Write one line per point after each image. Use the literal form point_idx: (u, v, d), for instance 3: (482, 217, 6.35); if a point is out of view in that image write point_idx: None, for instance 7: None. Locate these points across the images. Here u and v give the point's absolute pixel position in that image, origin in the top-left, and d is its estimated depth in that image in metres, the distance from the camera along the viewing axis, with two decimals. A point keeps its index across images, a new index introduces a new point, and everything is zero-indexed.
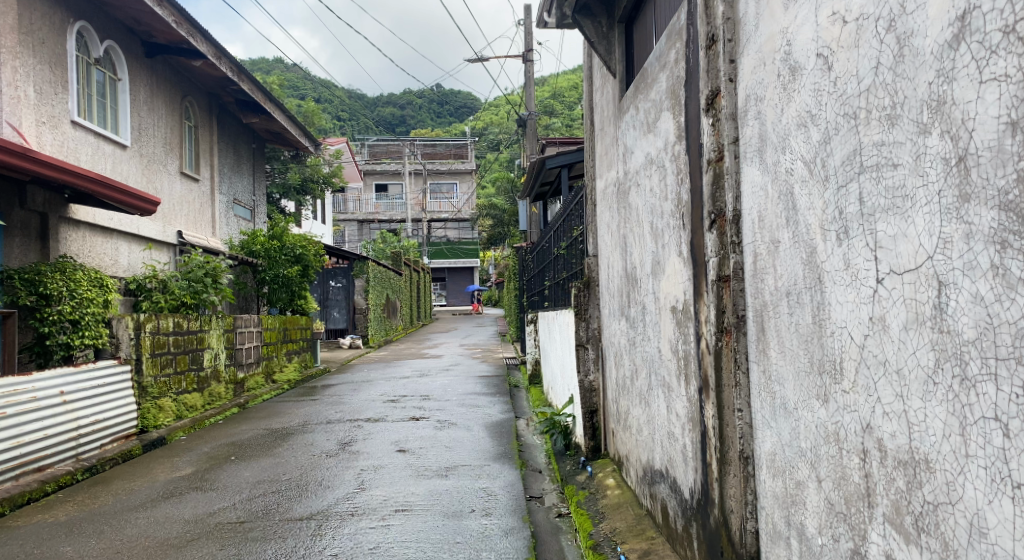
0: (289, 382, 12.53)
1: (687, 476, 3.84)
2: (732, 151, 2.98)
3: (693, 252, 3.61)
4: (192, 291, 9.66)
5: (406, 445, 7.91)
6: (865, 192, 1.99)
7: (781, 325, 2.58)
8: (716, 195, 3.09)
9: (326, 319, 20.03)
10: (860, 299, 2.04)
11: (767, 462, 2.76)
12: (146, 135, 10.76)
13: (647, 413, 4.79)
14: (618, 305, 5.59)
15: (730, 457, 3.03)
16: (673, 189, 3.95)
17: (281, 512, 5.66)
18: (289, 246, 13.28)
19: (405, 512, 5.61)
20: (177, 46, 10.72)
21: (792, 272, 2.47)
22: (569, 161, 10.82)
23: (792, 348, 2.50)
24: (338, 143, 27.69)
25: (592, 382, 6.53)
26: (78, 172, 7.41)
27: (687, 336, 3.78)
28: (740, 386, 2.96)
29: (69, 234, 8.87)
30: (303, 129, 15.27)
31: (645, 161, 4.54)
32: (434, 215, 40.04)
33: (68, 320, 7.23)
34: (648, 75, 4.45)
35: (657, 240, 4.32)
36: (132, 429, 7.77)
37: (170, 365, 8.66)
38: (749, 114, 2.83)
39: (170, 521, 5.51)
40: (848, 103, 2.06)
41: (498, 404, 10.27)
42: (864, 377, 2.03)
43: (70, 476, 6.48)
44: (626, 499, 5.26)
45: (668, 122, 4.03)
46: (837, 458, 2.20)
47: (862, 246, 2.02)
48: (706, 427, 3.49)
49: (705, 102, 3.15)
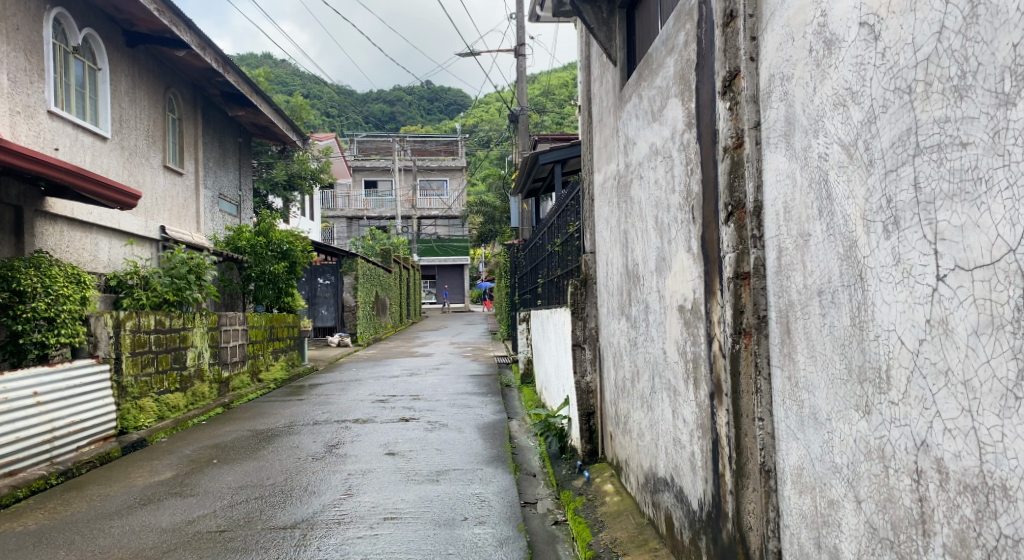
0: (275, 381, 12.25)
1: (695, 486, 3.60)
2: (754, 137, 2.75)
3: (704, 247, 3.37)
4: (175, 287, 9.34)
5: (395, 447, 7.65)
6: (923, 176, 1.77)
7: (811, 326, 2.34)
8: (734, 185, 2.84)
9: (314, 317, 19.69)
10: (914, 298, 1.81)
11: (793, 477, 2.51)
12: (128, 126, 10.43)
13: (650, 418, 4.53)
14: (618, 304, 5.34)
15: (748, 469, 2.79)
16: (681, 181, 3.70)
17: (264, 521, 5.39)
18: (276, 242, 12.92)
19: (394, 520, 5.35)
20: (159, 35, 10.41)
21: (827, 268, 2.22)
22: (562, 156, 10.51)
23: (824, 353, 2.25)
24: (328, 138, 27.21)
25: (589, 384, 6.29)
26: (54, 164, 7.09)
27: (697, 337, 3.53)
28: (761, 392, 2.71)
29: (46, 229, 8.56)
30: (290, 122, 14.95)
31: (650, 152, 4.29)
32: (424, 212, 39.72)
33: (43, 317, 6.91)
34: (653, 61, 4.20)
35: (663, 235, 4.07)
36: (110, 431, 7.47)
37: (151, 364, 8.36)
38: (773, 95, 2.58)
39: (146, 530, 5.23)
40: (900, 76, 1.83)
41: (489, 404, 10.02)
42: (918, 388, 1.81)
43: (44, 481, 6.17)
44: (626, 506, 5.02)
45: (676, 110, 3.78)
46: (881, 476, 1.95)
47: (918, 237, 1.79)
48: (719, 436, 3.25)
49: (721, 85, 2.90)
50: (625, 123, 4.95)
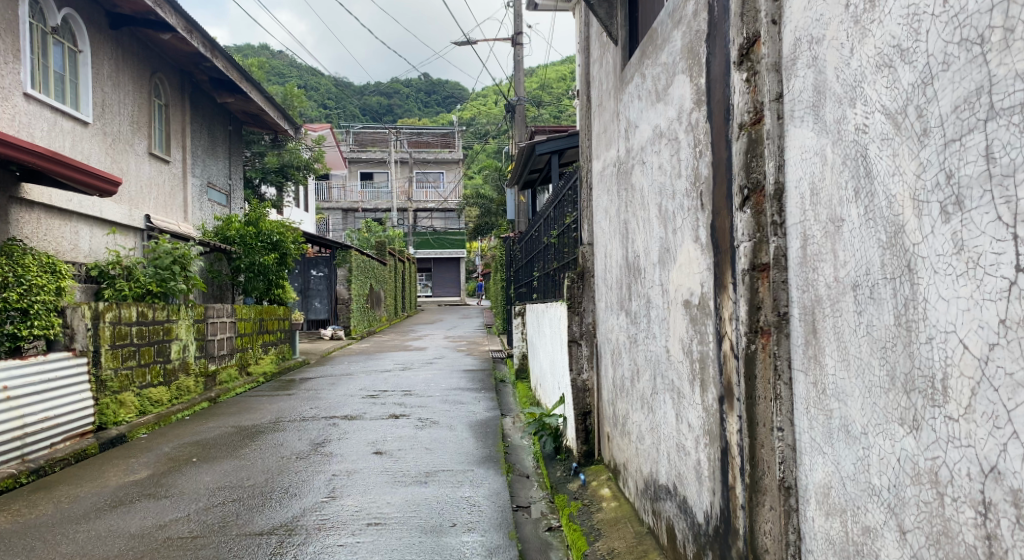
0: (264, 374, 11.94)
1: (701, 497, 3.29)
2: (775, 110, 2.43)
3: (714, 236, 3.06)
4: (158, 278, 9.00)
5: (384, 446, 7.35)
6: (999, 144, 1.50)
7: (843, 326, 2.03)
8: (752, 164, 2.54)
9: (306, 309, 19.25)
10: (981, 294, 1.54)
11: (816, 493, 2.21)
12: (111, 111, 10.11)
13: (650, 421, 4.24)
14: (617, 299, 5.02)
15: (764, 485, 2.47)
16: (688, 164, 3.40)
17: (239, 526, 5.08)
18: (266, 232, 12.48)
19: (378, 526, 5.04)
20: (143, 18, 10.06)
21: (864, 257, 1.92)
22: (560, 146, 10.15)
23: (860, 358, 1.95)
24: (324, 128, 26.85)
25: (585, 382, 5.98)
26: (27, 148, 6.80)
27: (705, 336, 3.23)
28: (781, 399, 2.40)
29: (21, 216, 8.24)
30: (283, 110, 14.66)
31: (653, 135, 3.98)
32: (420, 205, 39.44)
33: (16, 308, 6.56)
34: (656, 36, 3.90)
35: (667, 224, 3.76)
36: (86, 428, 7.16)
37: (133, 357, 8.03)
38: (799, 62, 2.27)
39: (112, 536, 4.91)
40: (968, 25, 1.56)
41: (483, 400, 9.72)
42: (986, 403, 1.53)
43: (13, 480, 5.86)
44: (624, 513, 4.70)
45: (683, 87, 3.47)
46: (933, 504, 1.66)
47: (989, 220, 1.53)
48: (729, 444, 2.94)
49: (738, 53, 2.59)
50: (626, 105, 4.63)
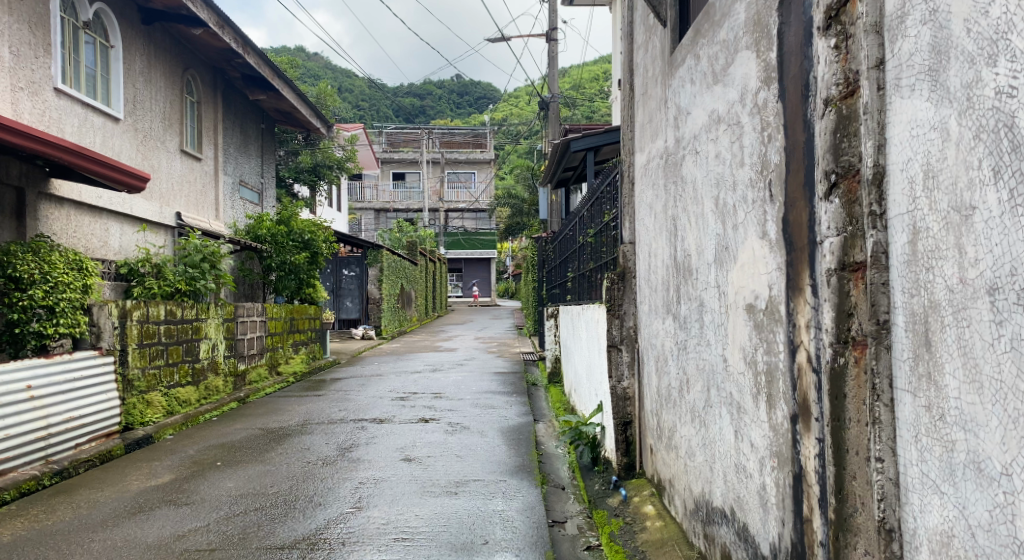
0: (294, 374, 11.69)
1: (767, 527, 2.90)
2: (875, 79, 2.01)
3: (787, 230, 2.67)
4: (187, 277, 8.72)
5: (413, 452, 7.02)
6: None
7: (973, 338, 1.69)
8: (843, 145, 2.13)
9: (338, 309, 19.10)
10: None
11: (928, 541, 1.84)
12: (142, 108, 9.90)
13: (701, 436, 3.84)
14: (663, 301, 4.63)
15: (856, 524, 2.08)
16: (753, 151, 3.02)
17: (260, 538, 4.76)
18: (298, 232, 12.16)
19: (406, 541, 4.70)
20: (176, 13, 9.84)
21: (1007, 253, 1.60)
22: (597, 143, 9.73)
23: (998, 382, 1.62)
24: (356, 127, 26.58)
25: (626, 390, 5.57)
26: (66, 146, 6.64)
27: (773, 344, 2.85)
28: (880, 424, 1.99)
29: (50, 212, 8.04)
30: (315, 108, 14.38)
31: (709, 121, 3.60)
32: (451, 205, 39.17)
33: (42, 306, 6.32)
34: (715, 10, 3.51)
35: (725, 219, 3.38)
36: (113, 428, 6.91)
37: (160, 356, 7.77)
38: (909, 18, 1.88)
39: (129, 546, 4.63)
40: None
41: (516, 405, 9.36)
42: None
43: (35, 482, 5.64)
44: (671, 533, 4.31)
45: (748, 65, 3.09)
46: None
47: None
48: (804, 469, 2.56)
49: (823, 16, 2.21)
50: (676, 91, 4.25)
